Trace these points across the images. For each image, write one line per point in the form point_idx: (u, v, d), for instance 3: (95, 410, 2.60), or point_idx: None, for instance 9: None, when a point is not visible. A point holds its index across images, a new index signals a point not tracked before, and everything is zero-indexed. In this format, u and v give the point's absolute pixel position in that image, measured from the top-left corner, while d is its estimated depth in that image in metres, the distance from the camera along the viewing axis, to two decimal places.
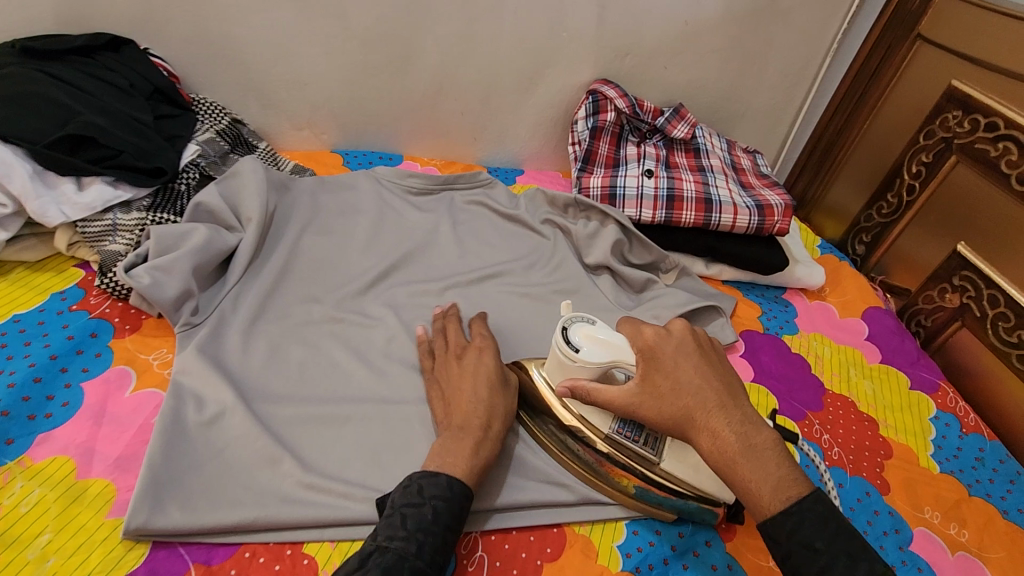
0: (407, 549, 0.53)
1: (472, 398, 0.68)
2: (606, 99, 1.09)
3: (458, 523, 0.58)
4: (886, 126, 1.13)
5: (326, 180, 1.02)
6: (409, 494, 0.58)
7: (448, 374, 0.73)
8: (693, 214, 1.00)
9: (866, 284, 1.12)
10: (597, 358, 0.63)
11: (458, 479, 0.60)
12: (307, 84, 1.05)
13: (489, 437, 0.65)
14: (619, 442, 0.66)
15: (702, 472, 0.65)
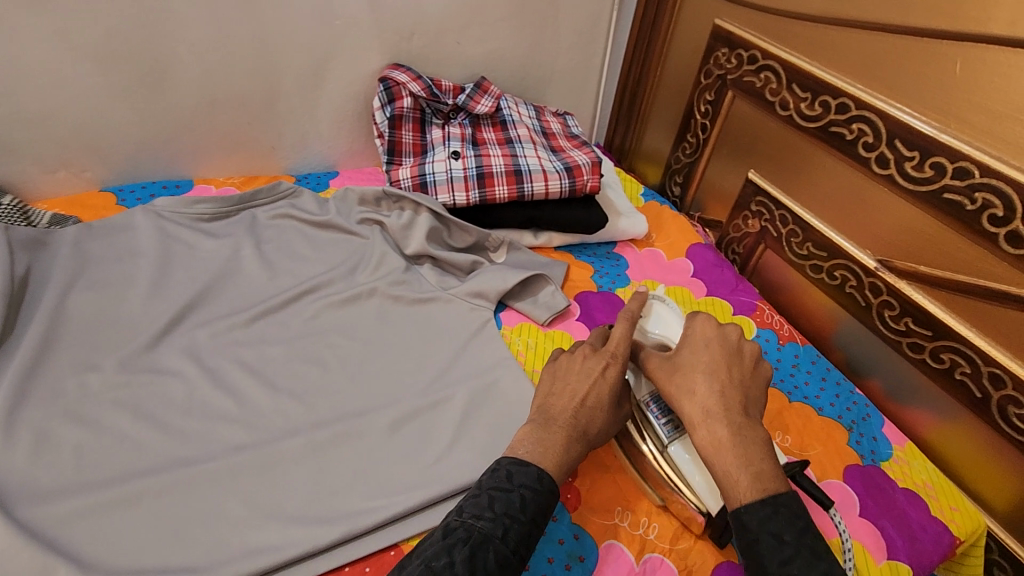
0: (494, 531, 0.53)
1: (578, 400, 0.66)
2: (399, 85, 1.04)
3: (544, 516, 0.57)
4: (675, 71, 1.18)
5: (93, 224, 0.90)
6: (499, 479, 0.59)
7: (569, 366, 0.70)
8: (505, 188, 0.98)
9: (686, 223, 1.17)
10: (654, 328, 0.82)
11: (549, 473, 0.60)
12: (44, 120, 0.91)
13: (575, 435, 0.64)
14: (646, 411, 0.73)
15: (699, 472, 0.67)
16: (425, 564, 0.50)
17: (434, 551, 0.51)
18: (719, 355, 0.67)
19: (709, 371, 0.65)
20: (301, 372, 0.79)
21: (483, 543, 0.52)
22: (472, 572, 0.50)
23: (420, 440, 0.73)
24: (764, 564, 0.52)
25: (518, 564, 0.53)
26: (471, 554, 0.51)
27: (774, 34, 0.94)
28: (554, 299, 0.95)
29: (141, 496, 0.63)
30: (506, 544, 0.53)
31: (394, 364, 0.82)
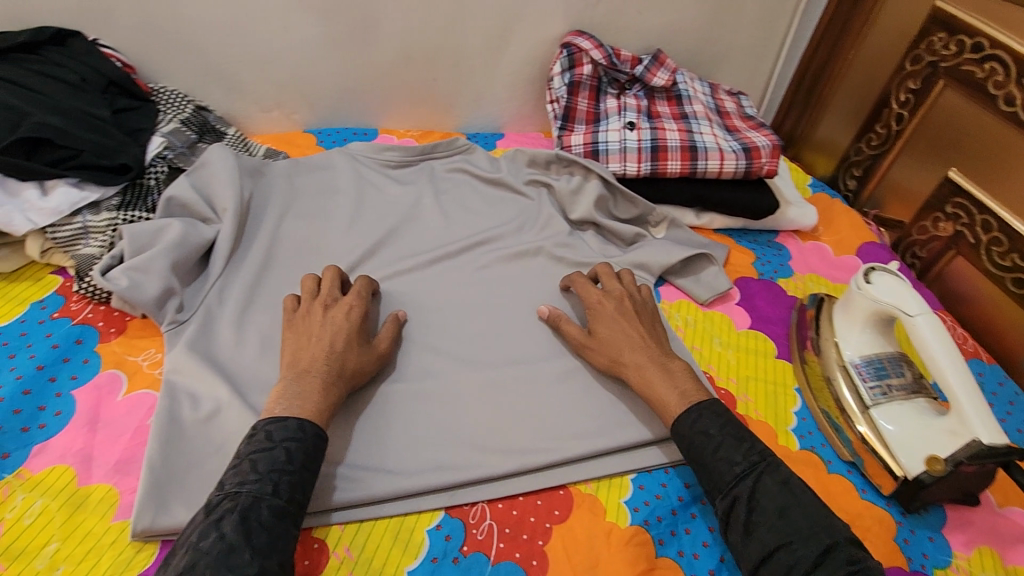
0: (263, 489, 0.53)
1: (328, 349, 0.66)
2: (581, 52, 1.05)
3: (315, 462, 0.58)
4: (872, 55, 1.11)
5: (300, 160, 1.00)
6: (256, 443, 0.57)
7: (307, 321, 0.69)
8: (678, 163, 0.98)
9: (859, 220, 1.10)
10: (883, 296, 0.76)
11: (309, 420, 0.59)
12: (268, 63, 1.01)
13: (332, 377, 0.64)
14: (852, 373, 0.78)
15: (900, 435, 0.72)
16: (195, 547, 0.49)
17: (199, 532, 0.50)
18: (620, 318, 0.75)
19: (615, 336, 0.74)
20: (476, 315, 0.84)
21: (253, 503, 0.52)
22: (248, 534, 0.50)
23: (587, 394, 0.76)
24: (701, 457, 0.62)
25: (300, 504, 0.55)
26: (242, 516, 0.51)
27: (1012, 21, 0.85)
28: (715, 280, 0.94)
29: (346, 402, 0.71)
30: (277, 497, 0.53)
31: (559, 320, 0.85)
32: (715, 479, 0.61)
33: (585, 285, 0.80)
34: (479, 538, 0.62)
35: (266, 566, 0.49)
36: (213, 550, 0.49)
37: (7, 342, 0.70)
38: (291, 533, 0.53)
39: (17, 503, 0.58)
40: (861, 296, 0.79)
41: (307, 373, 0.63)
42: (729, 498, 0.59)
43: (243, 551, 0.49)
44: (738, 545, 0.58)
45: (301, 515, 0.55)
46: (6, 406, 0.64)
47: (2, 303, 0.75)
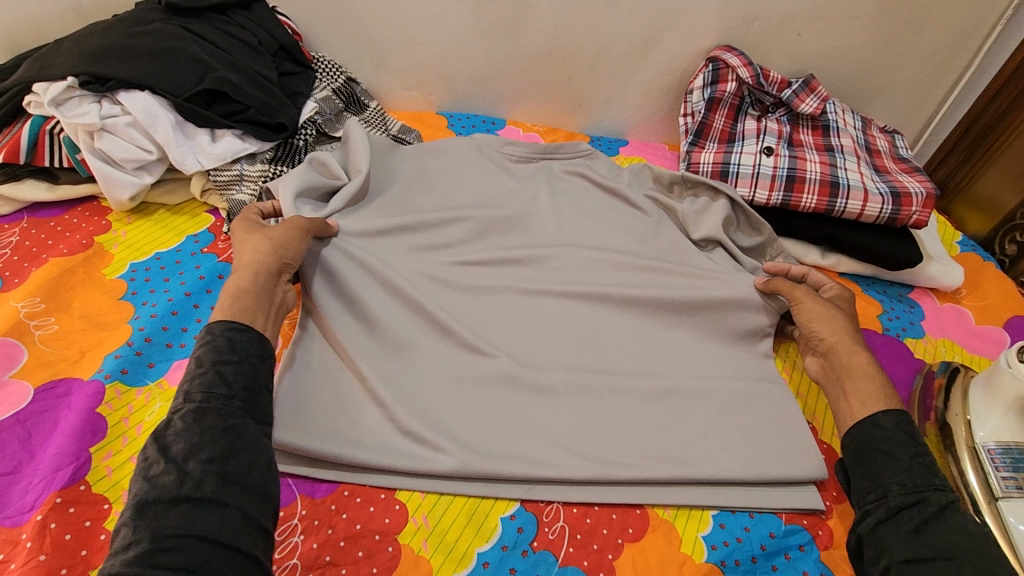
0: (177, 402, 0.54)
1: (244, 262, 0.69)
2: (727, 68, 1.01)
3: (235, 353, 0.58)
4: None
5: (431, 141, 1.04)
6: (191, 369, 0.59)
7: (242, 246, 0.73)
8: (814, 197, 0.92)
9: (1014, 290, 0.98)
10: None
11: (218, 325, 0.60)
12: (419, 44, 1.06)
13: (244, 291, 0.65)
14: (982, 457, 0.70)
15: None
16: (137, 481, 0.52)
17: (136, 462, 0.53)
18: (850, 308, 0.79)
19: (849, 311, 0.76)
20: (577, 316, 0.84)
21: (170, 418, 0.53)
22: (164, 445, 0.51)
23: (679, 418, 0.74)
24: (896, 454, 0.59)
25: (225, 397, 0.55)
26: (159, 437, 0.52)
27: None
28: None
29: (443, 378, 0.74)
30: (191, 404, 0.53)
31: (661, 337, 0.83)
32: (902, 476, 0.57)
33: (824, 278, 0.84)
34: (550, 538, 0.62)
35: (185, 471, 0.49)
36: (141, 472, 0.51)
37: (164, 266, 0.79)
38: (214, 423, 0.53)
39: (155, 409, 0.65)
40: (1010, 374, 0.70)
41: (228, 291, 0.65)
42: (915, 497, 0.56)
43: (164, 463, 0.50)
44: (900, 541, 0.54)
45: (231, 406, 0.55)
46: (156, 322, 0.72)
47: (164, 231, 0.84)
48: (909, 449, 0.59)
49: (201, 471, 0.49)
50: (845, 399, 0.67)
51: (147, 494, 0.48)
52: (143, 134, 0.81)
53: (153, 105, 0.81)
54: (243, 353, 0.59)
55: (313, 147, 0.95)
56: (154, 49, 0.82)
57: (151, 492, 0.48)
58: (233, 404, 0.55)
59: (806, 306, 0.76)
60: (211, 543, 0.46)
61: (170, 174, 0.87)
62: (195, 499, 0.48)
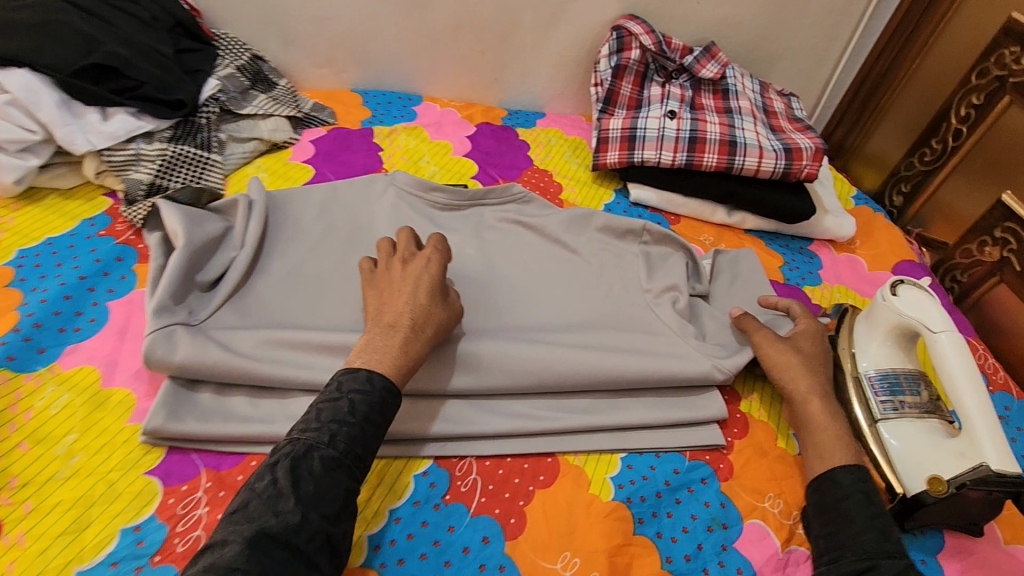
0: (321, 439, 0.54)
1: (408, 302, 0.66)
2: (630, 36, 1.04)
3: (381, 414, 0.58)
4: (939, 63, 1.05)
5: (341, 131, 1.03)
6: (328, 392, 0.58)
7: (388, 277, 0.69)
8: (715, 156, 0.97)
9: (900, 237, 1.06)
10: (907, 309, 0.73)
11: (379, 373, 0.60)
12: (325, 19, 1.04)
13: (412, 337, 0.63)
14: (865, 386, 0.75)
15: (906, 455, 0.69)
16: (248, 488, 0.52)
17: (255, 473, 0.53)
18: (822, 345, 0.76)
19: (816, 358, 0.73)
20: (491, 283, 0.85)
21: (307, 451, 0.53)
22: (295, 480, 0.51)
23: None
24: (852, 516, 0.59)
25: (359, 458, 0.55)
26: (294, 464, 0.52)
27: None
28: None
29: None
30: (333, 448, 0.54)
31: (575, 297, 0.85)
32: (856, 539, 0.57)
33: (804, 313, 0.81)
34: (462, 490, 0.64)
35: (306, 517, 0.50)
36: (263, 493, 0.51)
37: (55, 252, 0.76)
38: (339, 484, 0.53)
39: (47, 393, 0.63)
40: (885, 307, 0.75)
41: (392, 328, 0.63)
42: (866, 563, 0.55)
43: (290, 499, 0.50)
44: None
45: (359, 468, 0.55)
46: (47, 307, 0.69)
47: (57, 217, 0.80)
48: (864, 511, 0.59)
49: (319, 524, 0.50)
50: (808, 451, 0.67)
51: (268, 527, 0.48)
52: (25, 115, 0.78)
53: (33, 82, 0.77)
54: (385, 416, 0.59)
55: (217, 126, 0.92)
56: (33, 24, 0.79)
57: (272, 524, 0.48)
58: (360, 466, 0.55)
59: (772, 358, 0.73)
60: None
61: (60, 157, 0.83)
62: (301, 549, 0.48)
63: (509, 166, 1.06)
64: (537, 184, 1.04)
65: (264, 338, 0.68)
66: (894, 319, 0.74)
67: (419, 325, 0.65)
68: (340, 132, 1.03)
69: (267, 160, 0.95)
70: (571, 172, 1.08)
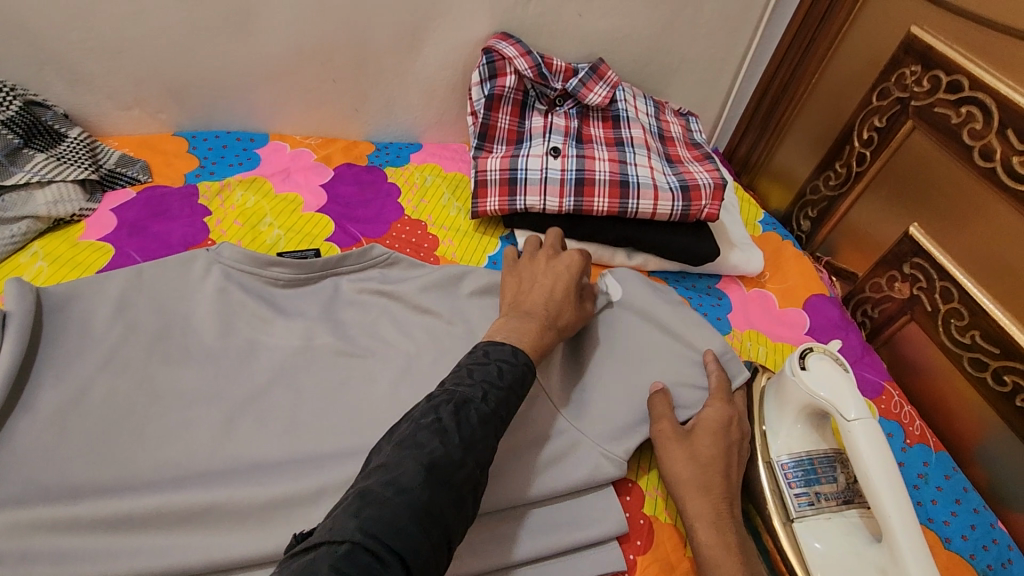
0: (476, 394, 0.56)
1: (547, 294, 0.72)
2: (504, 60, 0.89)
3: (522, 387, 0.61)
4: (839, 78, 0.97)
5: (159, 191, 0.83)
6: (475, 357, 0.62)
7: (534, 272, 0.77)
8: (606, 200, 0.84)
9: (810, 267, 0.99)
10: (818, 389, 0.63)
11: (522, 350, 0.64)
12: (120, 53, 0.83)
13: (547, 322, 0.69)
14: (778, 476, 0.66)
15: (825, 563, 0.60)
16: (414, 422, 0.54)
17: (421, 411, 0.55)
18: (726, 441, 0.66)
19: (717, 461, 0.63)
20: (343, 382, 0.70)
21: (465, 403, 0.55)
22: (457, 425, 0.53)
23: None
24: None
25: (500, 420, 0.57)
26: (456, 410, 0.54)
27: (979, 50, 0.73)
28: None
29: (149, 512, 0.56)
30: (485, 404, 0.56)
31: None
32: None
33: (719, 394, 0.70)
34: None
35: (465, 460, 0.52)
36: (430, 428, 0.52)
37: None
38: (491, 441, 0.55)
39: None
40: (795, 382, 0.66)
41: (529, 314, 0.69)
42: None
43: (454, 438, 0.52)
44: None
45: (500, 432, 0.57)
46: None
47: None
48: None
49: (473, 470, 0.52)
50: None
51: (436, 460, 0.50)
52: None
53: None
54: (517, 389, 0.60)
55: None
56: None
57: (439, 457, 0.50)
58: (501, 427, 0.57)
59: (668, 465, 0.64)
60: (447, 541, 0.48)
61: None
62: (459, 487, 0.50)
63: (373, 220, 0.89)
64: (408, 239, 0.89)
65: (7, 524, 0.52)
66: (804, 396, 0.65)
67: (550, 312, 0.70)
68: (154, 194, 0.83)
69: (48, 242, 0.75)
70: (449, 219, 0.93)
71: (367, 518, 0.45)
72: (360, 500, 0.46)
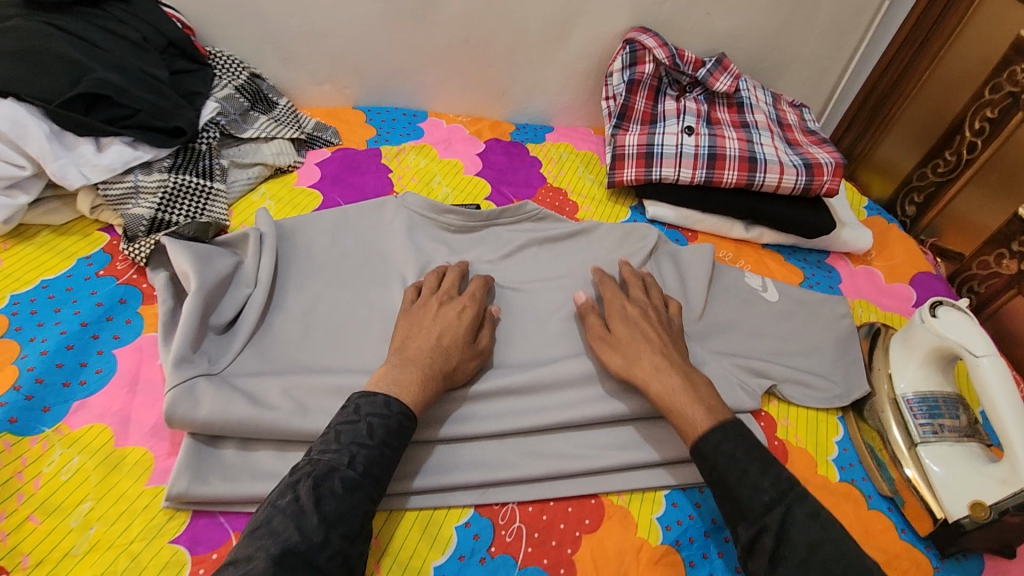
0: (340, 461, 0.55)
1: (431, 341, 0.67)
2: (644, 49, 1.02)
3: (399, 439, 0.59)
4: (952, 75, 1.04)
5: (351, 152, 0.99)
6: (345, 414, 0.59)
7: (422, 318, 0.71)
8: (735, 173, 0.95)
9: (915, 248, 1.06)
10: (947, 332, 0.72)
11: (396, 398, 0.61)
12: (326, 36, 0.99)
13: (432, 373, 0.64)
14: (904, 410, 0.75)
15: (948, 480, 0.68)
16: (273, 503, 0.52)
17: (278, 491, 0.53)
18: (632, 320, 0.73)
19: (634, 334, 0.71)
20: (517, 306, 0.82)
21: (328, 473, 0.54)
22: (318, 500, 0.52)
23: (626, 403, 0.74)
24: None
25: (374, 482, 0.56)
26: (314, 484, 0.53)
27: None
28: (817, 364, 0.84)
29: None
30: (352, 470, 0.55)
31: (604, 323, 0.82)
32: None
33: (610, 285, 0.79)
34: (508, 540, 0.63)
35: (326, 538, 0.50)
36: (289, 509, 0.51)
37: (53, 295, 0.70)
38: (361, 507, 0.54)
39: (55, 457, 0.58)
40: (923, 327, 0.75)
41: (410, 364, 0.64)
42: None
43: (312, 516, 0.51)
44: None
45: (376, 492, 0.56)
46: (48, 359, 0.64)
47: (48, 256, 0.74)
48: None
49: (338, 545, 0.51)
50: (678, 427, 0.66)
51: (295, 544, 0.49)
52: (13, 149, 0.71)
53: (22, 115, 0.71)
54: (394, 446, 0.58)
55: (218, 152, 0.87)
56: (17, 49, 0.73)
57: (296, 541, 0.49)
58: (371, 491, 0.56)
59: (600, 351, 0.72)
60: None
61: (52, 190, 0.77)
62: (324, 568, 0.49)
63: (523, 184, 1.02)
64: (553, 202, 1.01)
65: (289, 385, 0.66)
66: (933, 340, 0.74)
67: (433, 360, 0.65)
68: (347, 153, 0.98)
69: (272, 186, 0.90)
70: (585, 189, 1.05)
71: None
72: None
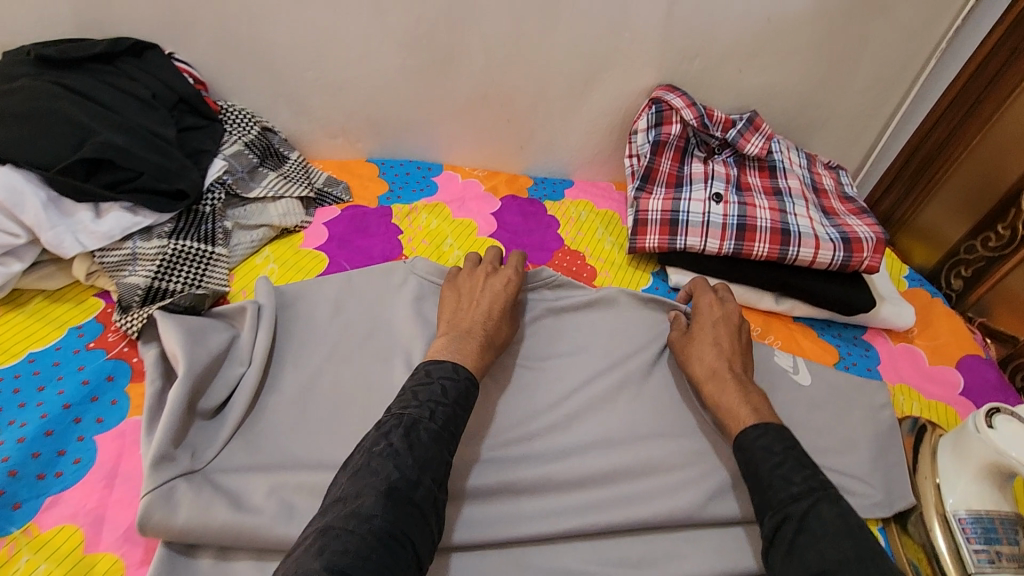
0: (422, 413, 0.59)
1: (484, 313, 0.74)
2: (671, 109, 0.97)
3: (466, 402, 0.64)
4: (1004, 145, 0.98)
5: (360, 211, 0.95)
6: (419, 379, 0.64)
7: (471, 287, 0.79)
8: (766, 246, 0.89)
9: (962, 327, 0.98)
10: (1009, 448, 0.64)
11: (465, 368, 0.66)
12: (340, 90, 0.97)
13: (486, 344, 0.71)
14: (955, 531, 0.67)
15: None
16: (367, 451, 0.56)
17: (371, 440, 0.57)
18: (714, 321, 0.79)
19: (710, 331, 0.77)
20: (527, 390, 0.76)
21: (414, 424, 0.57)
22: (409, 444, 0.56)
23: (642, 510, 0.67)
24: None
25: (450, 436, 0.59)
26: (403, 432, 0.56)
27: None
28: (855, 465, 0.76)
29: None
30: (433, 422, 0.58)
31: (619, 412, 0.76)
32: None
33: (702, 287, 0.85)
34: None
35: (419, 479, 0.54)
36: (382, 453, 0.55)
37: (39, 372, 0.67)
38: (445, 455, 0.57)
39: (20, 565, 0.54)
40: (981, 438, 0.67)
41: (466, 335, 0.71)
42: None
43: (406, 457, 0.55)
44: None
45: (453, 446, 0.59)
46: (24, 448, 0.60)
47: (39, 326, 0.72)
48: None
49: (429, 487, 0.54)
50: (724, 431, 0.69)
51: (394, 483, 0.52)
52: (8, 216, 0.69)
53: (19, 183, 0.69)
54: (462, 405, 0.63)
55: (223, 213, 0.84)
56: (21, 113, 0.72)
57: (395, 482, 0.52)
58: (451, 443, 0.59)
59: (680, 346, 0.78)
60: (417, 564, 0.50)
61: (49, 254, 0.75)
62: (419, 506, 0.53)
63: (539, 247, 0.97)
64: (570, 268, 0.96)
65: (274, 484, 0.61)
66: (991, 454, 0.66)
67: (485, 333, 0.72)
68: (356, 212, 0.95)
69: (276, 248, 0.87)
70: (605, 253, 1.00)
71: (330, 554, 0.46)
72: (321, 539, 0.48)
